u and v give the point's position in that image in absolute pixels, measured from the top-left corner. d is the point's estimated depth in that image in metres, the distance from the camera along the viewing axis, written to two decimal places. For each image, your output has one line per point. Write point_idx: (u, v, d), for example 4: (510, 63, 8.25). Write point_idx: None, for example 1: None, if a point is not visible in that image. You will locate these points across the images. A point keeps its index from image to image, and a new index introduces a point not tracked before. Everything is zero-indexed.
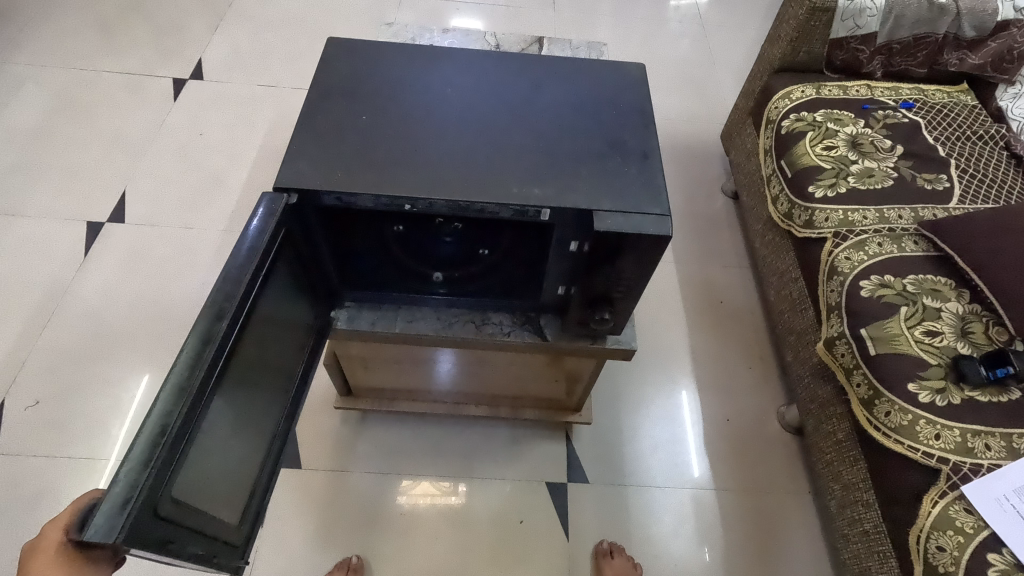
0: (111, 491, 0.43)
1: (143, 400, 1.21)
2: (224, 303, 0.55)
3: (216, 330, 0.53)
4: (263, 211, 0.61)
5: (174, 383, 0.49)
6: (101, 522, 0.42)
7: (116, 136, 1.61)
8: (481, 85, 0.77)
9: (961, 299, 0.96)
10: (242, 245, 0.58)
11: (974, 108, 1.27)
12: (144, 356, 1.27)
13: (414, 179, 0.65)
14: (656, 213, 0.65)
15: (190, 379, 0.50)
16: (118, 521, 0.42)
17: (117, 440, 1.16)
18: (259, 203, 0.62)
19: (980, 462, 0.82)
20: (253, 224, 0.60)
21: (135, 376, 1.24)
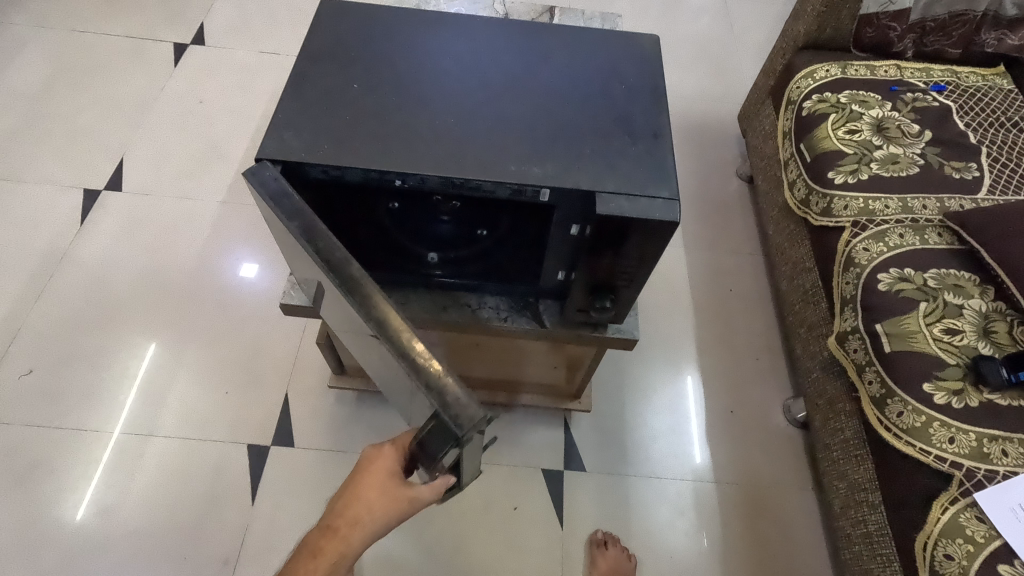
0: (436, 399, 0.45)
1: (149, 368, 1.20)
2: (332, 255, 0.53)
3: (349, 274, 0.51)
4: (275, 186, 0.57)
5: (374, 319, 0.49)
6: (454, 413, 0.45)
7: (115, 101, 1.57)
8: (483, 53, 0.72)
9: (985, 296, 0.91)
10: (285, 210, 0.55)
11: (1010, 93, 1.20)
12: (149, 325, 1.25)
13: (405, 153, 0.61)
14: (664, 196, 0.61)
15: (377, 312, 0.49)
16: (465, 408, 0.45)
17: (122, 411, 1.14)
18: (257, 181, 0.58)
19: (995, 469, 0.78)
20: (275, 194, 0.57)
21: (141, 345, 1.22)
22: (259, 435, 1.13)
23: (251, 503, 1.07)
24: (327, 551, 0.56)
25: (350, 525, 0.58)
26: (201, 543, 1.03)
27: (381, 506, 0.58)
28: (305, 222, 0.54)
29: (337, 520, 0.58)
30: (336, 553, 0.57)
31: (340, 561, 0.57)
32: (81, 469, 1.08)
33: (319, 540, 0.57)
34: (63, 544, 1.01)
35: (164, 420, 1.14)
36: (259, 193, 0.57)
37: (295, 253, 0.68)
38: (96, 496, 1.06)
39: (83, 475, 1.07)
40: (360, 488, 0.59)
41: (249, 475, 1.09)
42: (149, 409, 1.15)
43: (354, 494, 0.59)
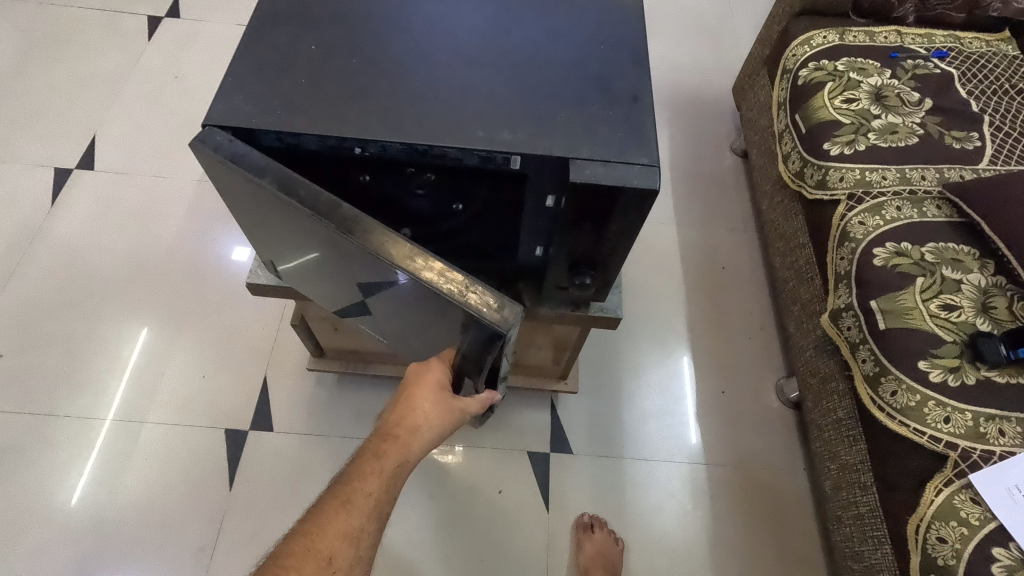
0: (469, 307, 0.49)
1: (142, 353, 1.16)
2: (318, 202, 0.53)
3: (340, 215, 0.52)
4: (236, 148, 0.55)
5: (379, 252, 0.51)
6: (488, 315, 0.49)
7: (86, 77, 1.51)
8: (451, 8, 0.67)
9: (984, 270, 0.88)
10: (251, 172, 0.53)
11: (1016, 59, 1.15)
12: (137, 308, 1.21)
13: (366, 118, 0.57)
14: (643, 163, 0.57)
15: (379, 246, 0.51)
16: (499, 308, 0.50)
17: (114, 395, 1.11)
18: (213, 147, 0.54)
19: (992, 449, 0.75)
20: (237, 155, 0.54)
21: (133, 329, 1.19)
22: (237, 420, 1.11)
23: (229, 490, 1.04)
24: (390, 455, 0.60)
25: (411, 432, 0.62)
26: (178, 531, 1.01)
27: (437, 414, 0.64)
28: (280, 177, 0.54)
29: (397, 426, 0.62)
30: (399, 457, 0.61)
31: (402, 465, 0.61)
32: (59, 455, 1.05)
33: (381, 445, 0.61)
34: (36, 531, 0.99)
35: (154, 406, 1.11)
36: (215, 158, 0.54)
37: (262, 223, 0.64)
38: (89, 481, 1.04)
39: (74, 460, 1.05)
40: (416, 398, 0.64)
41: (227, 460, 1.07)
42: (142, 394, 1.12)
43: (410, 404, 0.64)
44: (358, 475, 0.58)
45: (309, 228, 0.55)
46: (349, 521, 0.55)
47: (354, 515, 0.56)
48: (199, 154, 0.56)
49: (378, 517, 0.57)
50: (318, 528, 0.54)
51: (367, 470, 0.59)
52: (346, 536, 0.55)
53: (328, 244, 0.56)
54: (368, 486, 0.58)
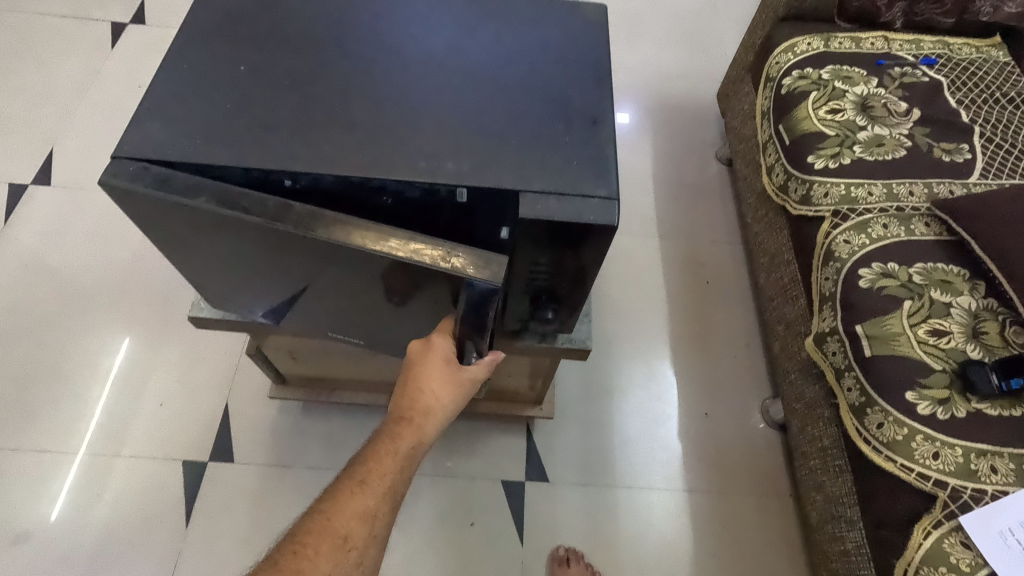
0: (458, 273, 0.47)
1: (124, 363, 1.13)
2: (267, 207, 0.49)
3: (294, 214, 0.48)
4: (153, 178, 0.49)
5: (345, 246, 0.47)
6: (481, 277, 0.47)
7: (44, 87, 1.45)
8: (398, 24, 0.62)
9: (975, 292, 0.83)
10: (175, 197, 0.48)
11: (1007, 66, 1.10)
12: (107, 323, 1.17)
13: (296, 149, 0.52)
14: (600, 195, 0.51)
15: (344, 237, 0.47)
16: (489, 266, 0.47)
17: (98, 405, 1.08)
18: (126, 179, 0.49)
19: (983, 488, 0.70)
20: (157, 183, 0.49)
21: (115, 339, 1.15)
22: (196, 451, 1.05)
23: (186, 525, 0.99)
24: (404, 438, 0.59)
25: (423, 413, 0.60)
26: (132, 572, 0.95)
27: (448, 395, 0.61)
28: (216, 192, 0.49)
29: (408, 409, 0.60)
30: (412, 440, 0.59)
31: (416, 447, 0.59)
32: (16, 484, 1.00)
33: (393, 428, 0.59)
34: None
35: (135, 421, 1.07)
36: (135, 189, 0.49)
37: (199, 250, 0.58)
38: (71, 494, 1.00)
39: (51, 475, 1.01)
40: (424, 379, 0.60)
41: (185, 493, 1.02)
42: (121, 408, 1.08)
43: (419, 386, 0.60)
44: (372, 457, 0.57)
45: (256, 241, 0.51)
46: (365, 501, 0.55)
47: (369, 495, 0.55)
48: (111, 191, 0.50)
49: (393, 496, 0.57)
50: (335, 505, 0.54)
51: (382, 453, 0.58)
52: (361, 515, 0.54)
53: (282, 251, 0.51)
54: (383, 468, 0.57)
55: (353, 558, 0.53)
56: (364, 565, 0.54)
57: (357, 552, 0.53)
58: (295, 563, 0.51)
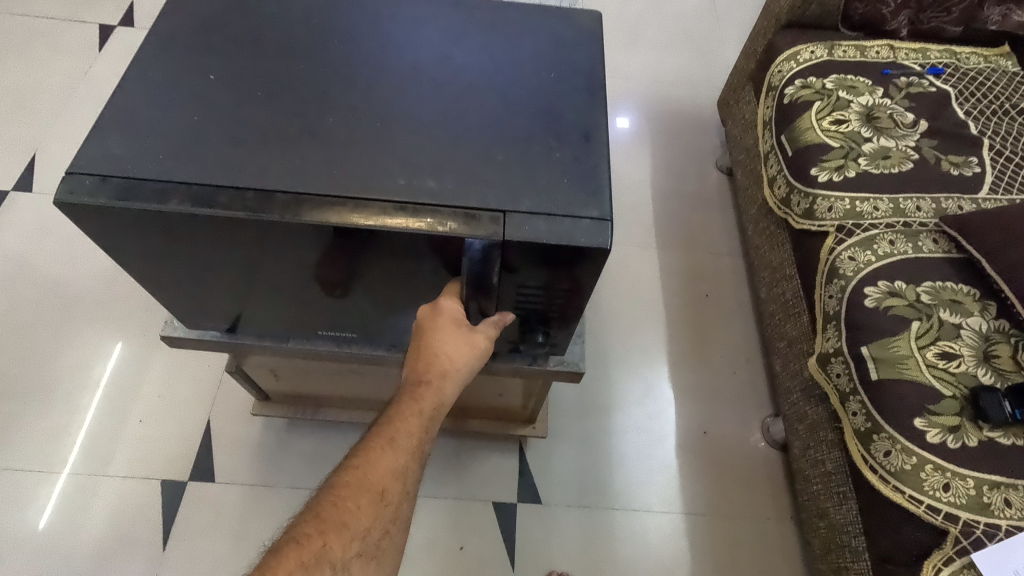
0: (453, 235, 0.47)
1: (117, 368, 1.10)
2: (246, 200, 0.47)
3: (276, 203, 0.46)
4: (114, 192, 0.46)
5: (334, 225, 0.46)
6: (475, 233, 0.47)
7: (28, 91, 1.41)
8: (380, 31, 0.58)
9: (986, 313, 0.80)
10: (144, 206, 0.45)
11: (1016, 76, 1.07)
12: (92, 331, 1.14)
13: (266, 165, 0.48)
14: (592, 216, 0.48)
15: (334, 218, 0.46)
16: (481, 221, 0.47)
17: (89, 410, 1.06)
18: (84, 195, 0.45)
19: (997, 523, 0.67)
20: (119, 197, 0.45)
21: (108, 343, 1.13)
22: (175, 470, 1.01)
23: (162, 552, 0.95)
24: (426, 399, 0.55)
25: (441, 375, 0.56)
26: None
27: (466, 356, 0.56)
28: (187, 192, 0.46)
29: (426, 372, 0.56)
30: (434, 401, 0.56)
31: (438, 408, 0.56)
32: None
33: (413, 391, 0.56)
34: None
35: (127, 428, 1.04)
36: (99, 203, 0.45)
37: (169, 267, 0.55)
38: (62, 501, 0.97)
39: (38, 484, 0.99)
40: (437, 342, 0.55)
41: (163, 514, 0.98)
42: (108, 417, 1.05)
43: (434, 348, 0.56)
44: (397, 417, 0.54)
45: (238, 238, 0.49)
46: (396, 459, 0.52)
47: (399, 453, 0.52)
48: (70, 210, 0.46)
49: (421, 454, 0.54)
50: (367, 462, 0.51)
51: (405, 413, 0.54)
52: (394, 473, 0.51)
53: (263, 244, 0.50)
54: (408, 427, 0.53)
55: (390, 515, 0.50)
56: (400, 521, 0.51)
57: (393, 508, 0.50)
58: (336, 516, 0.47)
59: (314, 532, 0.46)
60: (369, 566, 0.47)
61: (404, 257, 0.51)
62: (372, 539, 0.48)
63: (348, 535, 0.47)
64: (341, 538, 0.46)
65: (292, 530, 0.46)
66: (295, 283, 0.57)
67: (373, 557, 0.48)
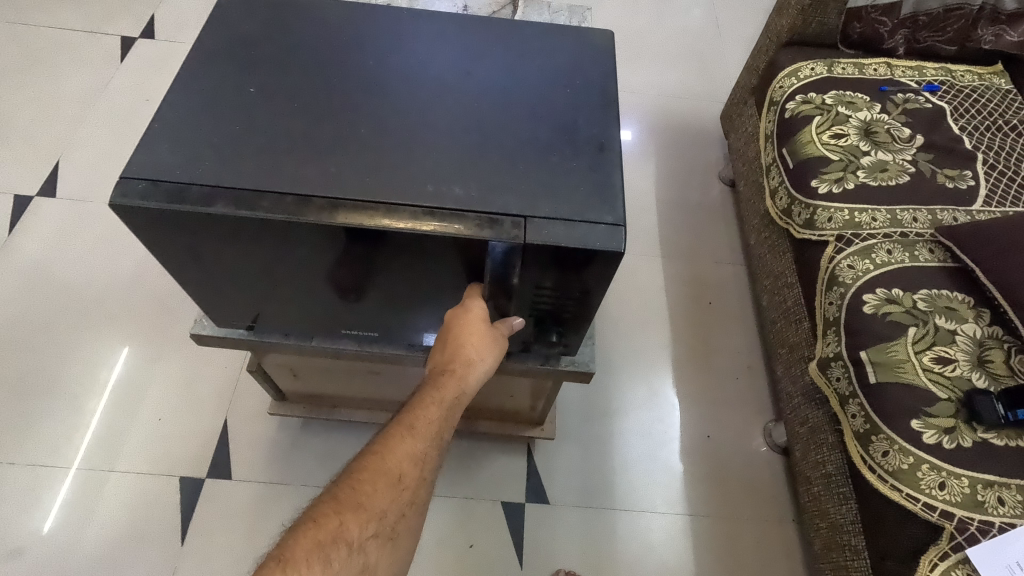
0: (478, 238, 0.50)
1: (123, 372, 1.13)
2: (286, 203, 0.50)
3: (315, 207, 0.50)
4: (166, 195, 0.49)
5: (368, 228, 0.50)
6: (498, 238, 0.51)
7: (54, 99, 1.46)
8: (407, 48, 0.62)
9: (980, 320, 0.83)
10: (193, 209, 0.49)
11: (1009, 94, 1.11)
12: (107, 334, 1.17)
13: (305, 172, 0.52)
14: (607, 221, 0.51)
15: (368, 222, 0.50)
16: (503, 226, 0.51)
17: (95, 413, 1.08)
18: (138, 198, 0.49)
19: (991, 520, 0.69)
20: (170, 201, 0.49)
21: (113, 347, 1.15)
22: (194, 467, 1.04)
23: (181, 544, 0.98)
24: (447, 389, 0.59)
25: (463, 368, 0.60)
26: None
27: (488, 350, 0.60)
28: (232, 196, 0.50)
29: (449, 363, 0.59)
30: (455, 391, 0.59)
31: (459, 398, 0.59)
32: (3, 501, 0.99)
33: (436, 380, 0.59)
34: None
35: (129, 433, 1.07)
36: (151, 206, 0.49)
37: (208, 266, 0.58)
38: (66, 503, 0.99)
39: (42, 487, 1.01)
40: (461, 336, 0.59)
41: (181, 510, 1.00)
42: (118, 420, 1.08)
43: (458, 343, 0.60)
44: (418, 405, 0.57)
45: (275, 239, 0.53)
46: (415, 444, 0.55)
47: (418, 439, 0.55)
48: (122, 212, 0.50)
49: (438, 442, 0.57)
50: (387, 447, 0.54)
51: (426, 401, 0.57)
52: (412, 458, 0.54)
53: (298, 245, 0.53)
54: (428, 414, 0.57)
55: (406, 499, 0.52)
56: (417, 504, 0.53)
57: (410, 492, 0.53)
58: (355, 497, 0.50)
59: (334, 511, 0.49)
60: (385, 546, 0.50)
61: (431, 259, 0.55)
62: (389, 522, 0.50)
63: (364, 515, 0.49)
64: (359, 519, 0.49)
65: (312, 508, 0.49)
66: (325, 283, 0.60)
67: (390, 537, 0.50)
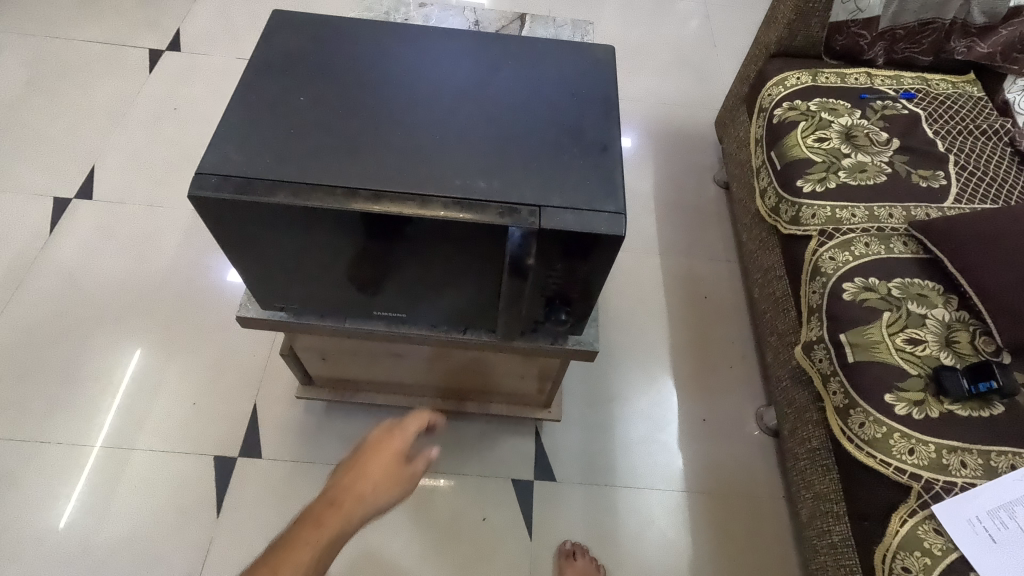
0: (499, 225, 0.59)
1: (136, 374, 1.19)
2: (336, 194, 0.59)
3: (361, 198, 0.59)
4: (235, 188, 0.58)
5: (406, 215, 0.59)
6: (515, 224, 0.59)
7: (87, 108, 1.55)
8: (434, 63, 0.71)
9: (948, 305, 0.91)
10: (258, 200, 0.58)
11: (980, 101, 1.20)
12: (139, 328, 1.25)
13: (350, 168, 0.60)
14: (609, 210, 0.60)
15: (406, 210, 0.58)
16: (521, 214, 0.59)
17: (109, 413, 1.14)
18: (213, 190, 0.57)
19: (954, 480, 0.77)
20: (238, 192, 0.58)
21: (127, 349, 1.22)
22: (226, 447, 1.12)
23: (216, 517, 1.06)
24: (329, 522, 0.56)
25: (353, 502, 0.59)
26: (169, 559, 1.02)
27: (387, 488, 0.62)
28: (290, 188, 0.58)
29: (339, 496, 0.59)
30: (337, 526, 0.56)
31: (340, 534, 0.56)
32: (43, 484, 1.06)
33: (320, 511, 0.57)
34: (24, 560, 1.00)
35: (142, 431, 1.13)
36: (222, 196, 0.57)
37: (262, 252, 0.67)
38: (80, 502, 1.05)
39: (59, 485, 1.07)
40: (367, 466, 0.63)
41: (215, 486, 1.08)
42: (153, 405, 1.16)
43: (357, 477, 0.62)
44: (289, 543, 0.53)
45: (324, 226, 0.61)
46: None
47: None
48: (197, 202, 0.58)
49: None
50: None
51: (302, 536, 0.53)
52: None
53: (343, 231, 0.62)
54: (300, 552, 0.52)
55: None
56: None
57: None
58: None
59: None
60: None
61: (458, 244, 0.63)
62: None
63: None
64: None
65: None
66: (363, 266, 0.69)
67: None
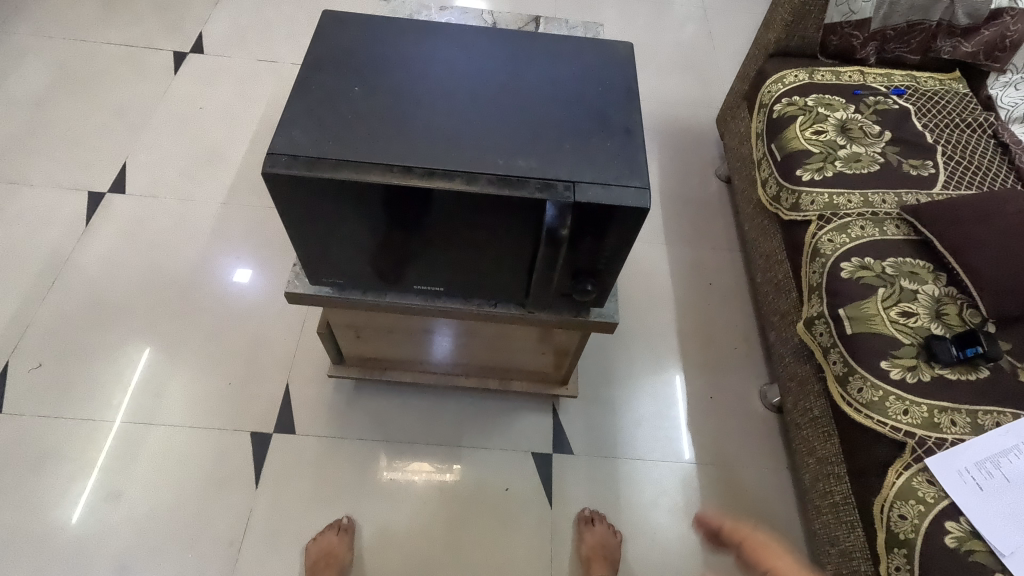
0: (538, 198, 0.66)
1: (145, 370, 1.23)
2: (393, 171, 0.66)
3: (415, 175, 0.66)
4: (303, 165, 0.65)
5: (455, 190, 0.66)
6: (551, 199, 0.66)
7: (116, 108, 1.62)
8: (470, 59, 0.79)
9: (937, 282, 0.99)
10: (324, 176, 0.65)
11: (965, 97, 1.29)
12: (171, 314, 1.31)
13: (403, 149, 0.68)
14: (635, 185, 0.67)
15: (456, 185, 0.66)
16: (557, 189, 0.66)
17: (128, 405, 1.19)
18: (284, 168, 0.64)
19: (945, 436, 0.85)
20: (307, 169, 0.65)
21: (162, 333, 1.28)
22: (260, 424, 1.19)
23: (254, 488, 1.12)
24: None
25: None
26: (212, 527, 1.08)
27: None
28: (353, 166, 0.66)
29: None
30: None
31: None
32: (89, 459, 1.12)
33: None
34: (73, 530, 1.06)
35: (177, 409, 1.19)
36: (292, 173, 0.64)
37: (319, 228, 0.74)
38: (113, 482, 1.10)
39: (83, 474, 1.11)
40: None
41: (251, 460, 1.15)
42: (187, 385, 1.22)
43: None
44: None
45: (381, 201, 0.68)
46: None
47: None
48: (269, 178, 0.65)
49: None
50: None
51: None
52: None
53: (396, 206, 0.69)
54: None
55: None
56: None
57: None
58: None
59: None
60: None
61: (498, 217, 0.70)
62: None
63: None
64: None
65: None
66: (409, 241, 0.76)
67: None
